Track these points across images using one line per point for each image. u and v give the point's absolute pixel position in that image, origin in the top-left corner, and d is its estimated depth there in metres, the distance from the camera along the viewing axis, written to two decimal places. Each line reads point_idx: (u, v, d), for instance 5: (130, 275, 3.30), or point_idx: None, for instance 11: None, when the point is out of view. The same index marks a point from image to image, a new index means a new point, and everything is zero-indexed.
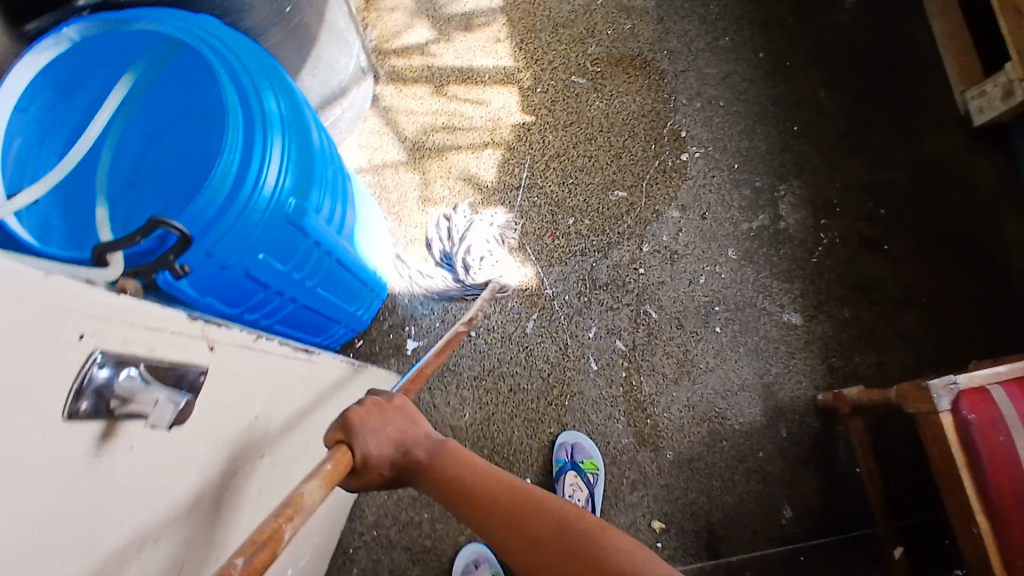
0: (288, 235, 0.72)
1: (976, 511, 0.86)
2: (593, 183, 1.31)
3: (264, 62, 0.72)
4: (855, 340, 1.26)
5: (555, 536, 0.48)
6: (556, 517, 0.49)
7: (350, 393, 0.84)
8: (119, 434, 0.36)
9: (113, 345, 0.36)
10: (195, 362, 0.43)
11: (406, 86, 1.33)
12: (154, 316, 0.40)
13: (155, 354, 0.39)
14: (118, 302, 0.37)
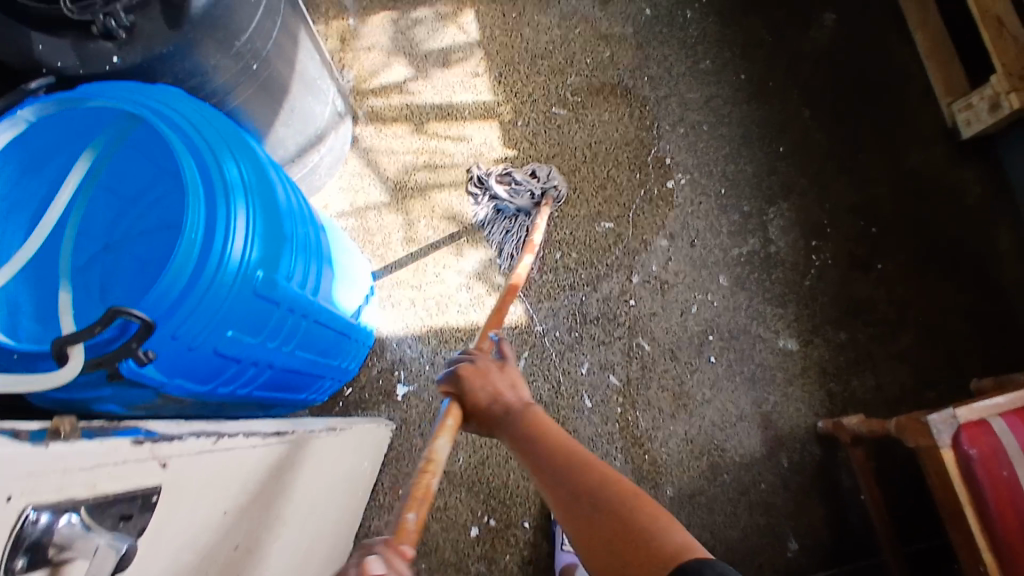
0: (258, 305, 0.70)
1: (982, 549, 0.83)
2: (579, 216, 1.29)
3: (225, 131, 0.71)
4: (852, 364, 1.24)
5: (608, 495, 0.57)
6: (610, 480, 0.59)
7: (333, 458, 0.81)
8: None
9: (49, 494, 0.34)
10: (143, 486, 0.42)
11: (385, 126, 1.31)
12: (86, 454, 0.38)
13: (98, 490, 0.37)
14: (45, 451, 0.35)
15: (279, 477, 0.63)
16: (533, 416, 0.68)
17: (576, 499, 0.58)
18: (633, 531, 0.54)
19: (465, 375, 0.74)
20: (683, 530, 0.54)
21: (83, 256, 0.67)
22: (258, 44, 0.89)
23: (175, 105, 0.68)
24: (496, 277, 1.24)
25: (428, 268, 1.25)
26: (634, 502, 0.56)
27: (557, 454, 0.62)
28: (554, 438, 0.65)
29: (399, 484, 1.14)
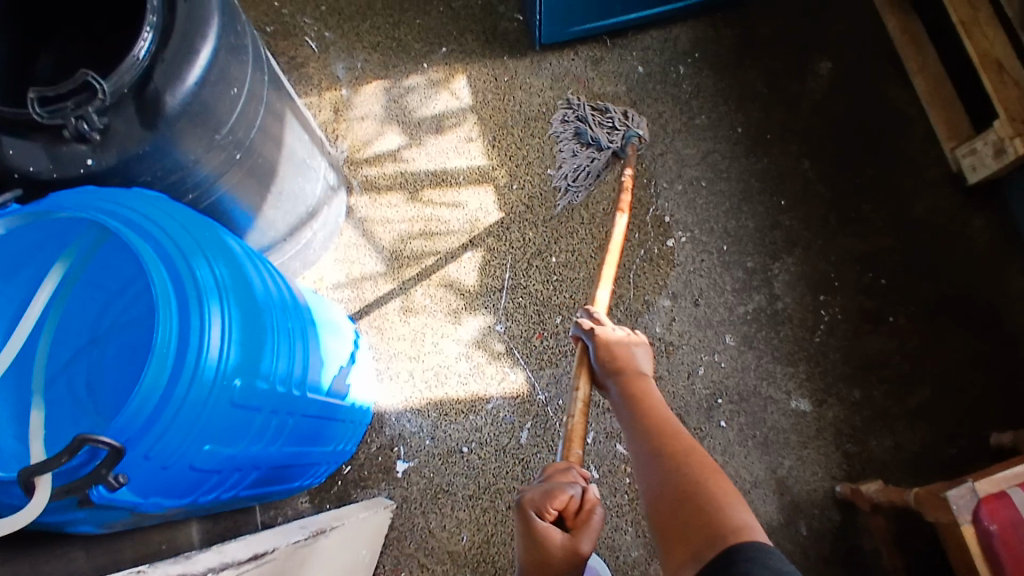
0: (238, 412, 0.68)
1: None
2: (578, 278, 1.25)
3: (200, 233, 0.70)
4: (869, 423, 1.19)
5: (687, 462, 0.62)
6: (691, 453, 0.63)
7: (326, 563, 0.77)
8: None
9: None
10: None
11: (379, 195, 1.30)
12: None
13: None
14: None
15: None
16: (642, 383, 0.76)
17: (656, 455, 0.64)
18: (688, 498, 0.58)
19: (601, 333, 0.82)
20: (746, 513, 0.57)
21: (61, 366, 0.66)
22: (239, 133, 0.89)
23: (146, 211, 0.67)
24: (495, 345, 1.22)
25: (426, 338, 1.22)
26: (706, 476, 0.60)
27: (655, 420, 0.69)
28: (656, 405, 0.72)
29: (401, 566, 1.10)
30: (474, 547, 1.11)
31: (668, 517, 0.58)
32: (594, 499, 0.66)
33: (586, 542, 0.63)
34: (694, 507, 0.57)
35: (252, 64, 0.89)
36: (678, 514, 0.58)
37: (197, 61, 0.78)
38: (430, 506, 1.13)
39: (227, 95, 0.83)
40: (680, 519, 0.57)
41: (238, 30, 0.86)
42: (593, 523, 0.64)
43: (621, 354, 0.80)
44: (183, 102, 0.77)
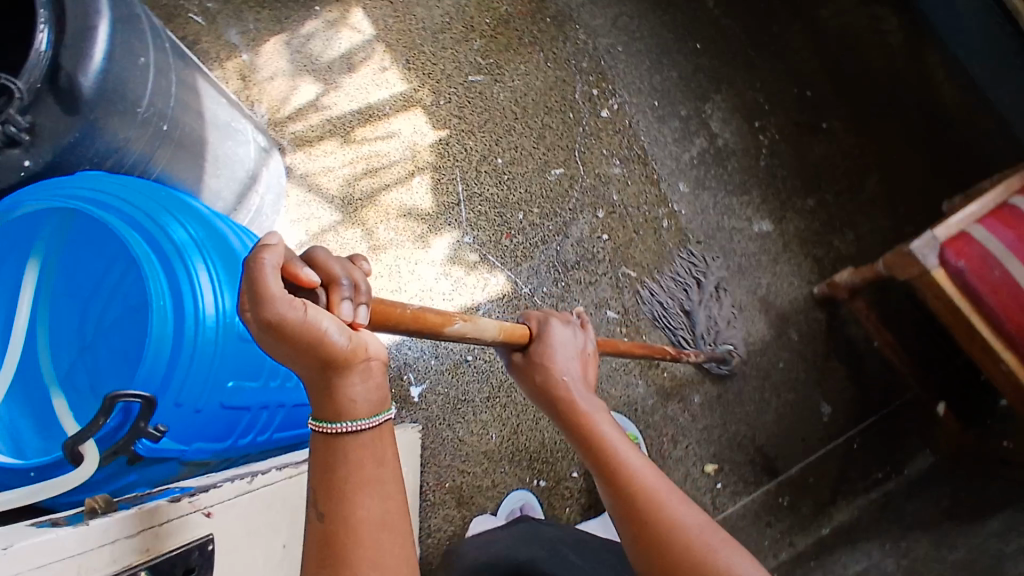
0: (250, 349, 0.71)
1: (1000, 349, 0.87)
2: (528, 171, 1.28)
3: (158, 198, 0.72)
4: (828, 225, 1.26)
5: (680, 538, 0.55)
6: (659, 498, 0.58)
7: None
8: None
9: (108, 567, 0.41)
10: (192, 536, 0.48)
11: (314, 147, 1.29)
12: (125, 525, 0.44)
13: (152, 552, 0.45)
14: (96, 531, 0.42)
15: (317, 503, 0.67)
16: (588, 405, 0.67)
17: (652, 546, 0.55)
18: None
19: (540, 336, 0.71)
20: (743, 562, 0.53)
21: (64, 367, 0.67)
22: (160, 104, 0.88)
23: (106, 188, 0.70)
24: (469, 256, 1.25)
25: (401, 268, 1.24)
26: (709, 541, 0.55)
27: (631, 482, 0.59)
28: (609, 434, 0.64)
29: (444, 478, 1.18)
30: (505, 442, 1.20)
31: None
32: (259, 256, 0.38)
33: (266, 309, 0.38)
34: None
35: (151, 34, 0.87)
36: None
37: (97, 38, 0.76)
38: (455, 418, 1.20)
39: (136, 66, 0.82)
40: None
41: (128, 3, 0.84)
42: (274, 282, 0.38)
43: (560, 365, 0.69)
44: (97, 81, 0.76)
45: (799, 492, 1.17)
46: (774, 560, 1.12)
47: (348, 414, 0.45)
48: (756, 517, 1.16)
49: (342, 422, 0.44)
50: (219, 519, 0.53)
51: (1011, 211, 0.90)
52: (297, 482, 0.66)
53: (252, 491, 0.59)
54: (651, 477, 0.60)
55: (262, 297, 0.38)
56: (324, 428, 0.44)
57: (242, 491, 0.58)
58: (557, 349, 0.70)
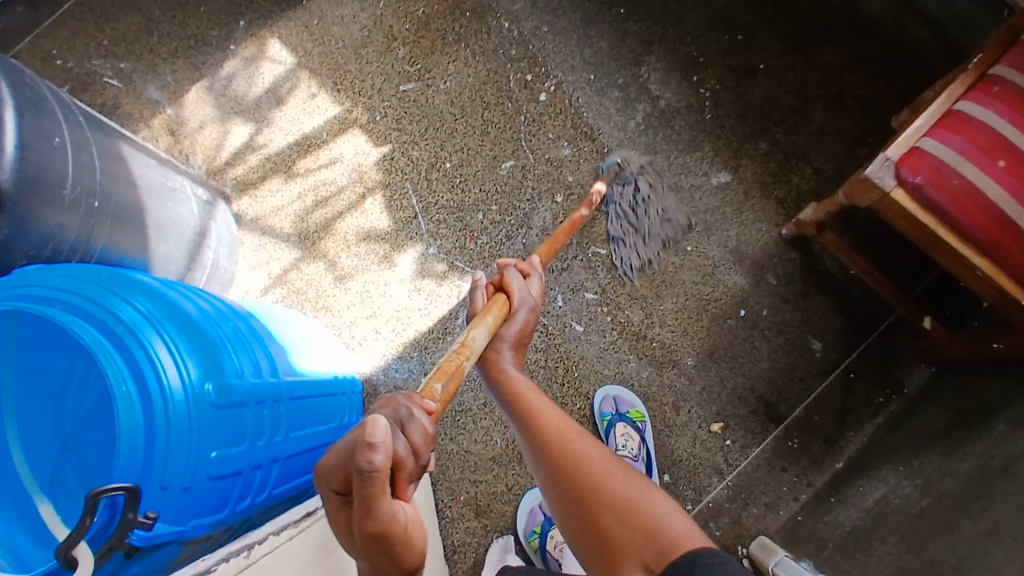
0: (227, 413, 0.69)
1: (972, 256, 0.87)
2: (479, 170, 1.26)
3: (100, 279, 0.70)
4: (784, 164, 1.26)
5: (589, 473, 0.65)
6: (570, 441, 0.68)
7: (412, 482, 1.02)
8: None
9: None
10: None
11: (258, 189, 1.26)
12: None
13: None
14: None
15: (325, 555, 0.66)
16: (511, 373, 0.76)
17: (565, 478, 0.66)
18: (621, 527, 0.62)
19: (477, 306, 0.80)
20: (651, 492, 0.64)
21: (41, 470, 0.64)
22: (85, 181, 0.85)
23: (47, 280, 0.67)
24: (437, 266, 1.23)
25: (373, 293, 1.22)
26: (611, 473, 0.65)
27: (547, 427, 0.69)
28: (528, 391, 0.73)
29: (458, 492, 1.17)
30: (511, 444, 1.19)
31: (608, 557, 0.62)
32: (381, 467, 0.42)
33: (383, 521, 0.43)
34: (636, 536, 0.61)
35: (61, 111, 0.84)
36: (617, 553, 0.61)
37: (4, 127, 0.73)
38: (456, 430, 1.19)
39: (52, 147, 0.79)
40: (623, 556, 0.61)
41: (29, 84, 0.81)
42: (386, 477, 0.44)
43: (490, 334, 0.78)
44: (15, 172, 0.73)
45: (807, 431, 1.18)
46: (795, 504, 1.15)
47: None
48: (770, 465, 1.17)
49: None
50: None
51: (958, 117, 0.89)
52: (301, 540, 0.63)
53: (255, 563, 0.56)
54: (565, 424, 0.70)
55: (382, 513, 0.43)
56: None
57: (244, 568, 0.55)
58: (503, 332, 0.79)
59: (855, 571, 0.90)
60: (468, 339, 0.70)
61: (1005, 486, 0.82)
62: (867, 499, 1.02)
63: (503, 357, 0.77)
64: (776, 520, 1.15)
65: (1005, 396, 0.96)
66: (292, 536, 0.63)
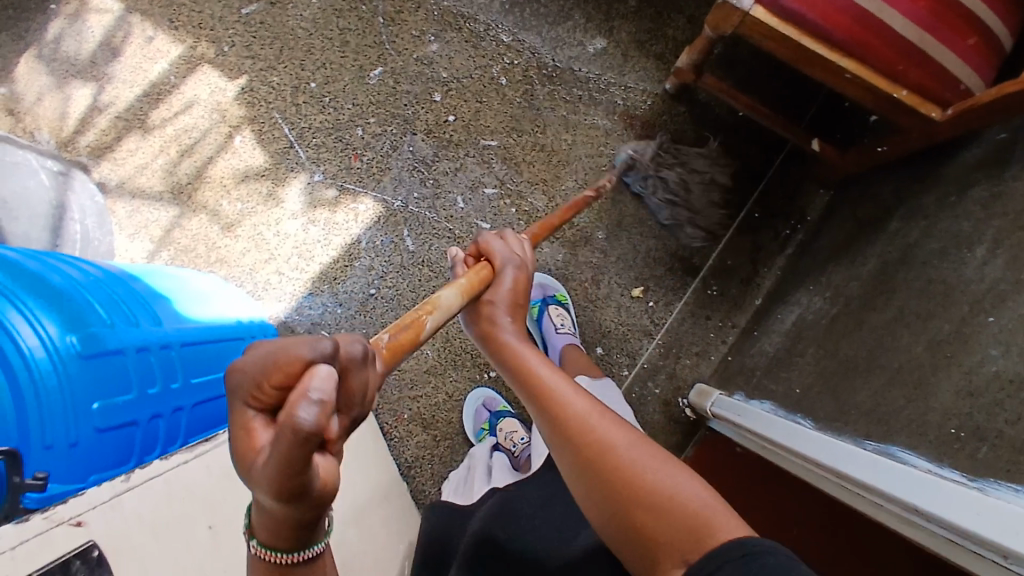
0: (104, 362, 0.66)
1: (840, 61, 0.85)
2: (347, 84, 1.19)
3: None
4: (657, 18, 1.22)
5: (609, 457, 0.52)
6: (578, 424, 0.55)
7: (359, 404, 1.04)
8: None
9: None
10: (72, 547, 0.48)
11: (116, 151, 1.16)
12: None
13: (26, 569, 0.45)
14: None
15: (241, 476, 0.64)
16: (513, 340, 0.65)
17: (581, 463, 0.54)
18: (660, 526, 0.48)
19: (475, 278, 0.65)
20: (695, 483, 0.50)
21: None
22: None
23: None
24: (327, 193, 1.18)
25: (266, 235, 1.16)
26: (636, 456, 0.52)
27: (558, 403, 0.57)
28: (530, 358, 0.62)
29: (401, 411, 1.17)
30: (442, 352, 1.18)
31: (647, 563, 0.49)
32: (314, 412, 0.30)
33: (284, 483, 0.31)
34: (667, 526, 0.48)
35: None
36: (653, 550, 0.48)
37: None
38: None
39: None
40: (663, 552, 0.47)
41: None
42: (309, 454, 0.30)
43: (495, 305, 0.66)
44: None
45: (723, 277, 1.21)
46: (723, 346, 1.19)
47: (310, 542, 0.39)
48: (694, 315, 1.20)
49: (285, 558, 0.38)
50: (101, 526, 0.50)
51: None
52: (203, 465, 0.60)
53: (132, 491, 0.53)
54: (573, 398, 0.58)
55: (289, 470, 0.30)
56: (271, 556, 0.38)
57: (118, 496, 0.52)
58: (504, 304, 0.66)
59: (783, 388, 0.94)
60: (434, 298, 0.58)
61: (904, 275, 0.84)
62: (785, 323, 1.06)
63: (509, 342, 0.64)
64: (708, 365, 1.19)
65: (896, 197, 0.98)
66: (186, 460, 0.59)
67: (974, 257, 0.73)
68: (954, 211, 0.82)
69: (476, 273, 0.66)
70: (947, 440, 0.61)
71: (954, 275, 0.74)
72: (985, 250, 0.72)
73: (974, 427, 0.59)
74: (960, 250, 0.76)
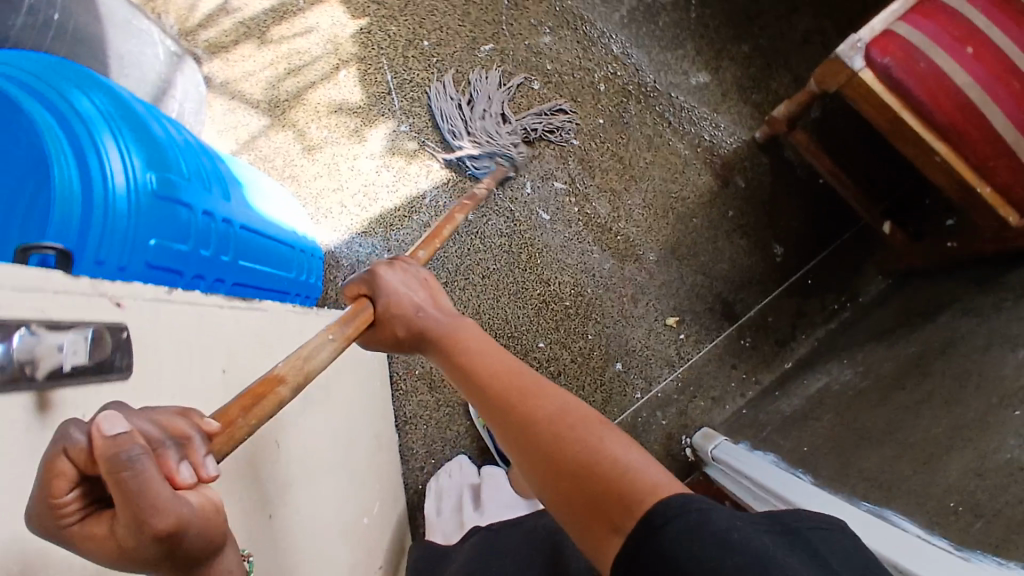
0: (170, 210, 0.69)
1: (933, 142, 0.86)
2: (457, 51, 1.24)
3: (65, 68, 0.69)
4: (765, 69, 1.24)
5: (537, 423, 0.50)
6: (508, 394, 0.52)
7: None
8: (56, 405, 0.36)
9: (29, 312, 0.35)
10: (106, 321, 0.41)
11: (231, 53, 1.23)
12: (19, 277, 0.35)
13: (49, 313, 0.36)
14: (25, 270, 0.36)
15: (258, 343, 0.63)
16: (443, 326, 0.63)
17: (510, 434, 0.51)
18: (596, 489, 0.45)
19: (360, 315, 0.64)
20: (630, 448, 0.47)
21: None
22: None
23: (5, 61, 0.67)
24: (408, 145, 1.22)
25: (341, 166, 1.21)
26: (566, 420, 0.49)
27: (487, 378, 0.55)
28: (459, 343, 0.60)
29: (413, 366, 1.19)
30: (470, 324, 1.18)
31: (583, 531, 0.46)
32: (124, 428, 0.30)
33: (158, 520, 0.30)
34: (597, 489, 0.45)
35: None
36: (586, 517, 0.45)
37: None
38: None
39: None
40: (593, 517, 0.45)
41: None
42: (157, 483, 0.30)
43: (401, 316, 0.64)
44: None
45: (759, 331, 1.20)
46: (741, 399, 1.19)
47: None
48: (721, 360, 1.20)
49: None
50: (134, 314, 0.44)
51: (933, 5, 0.87)
52: (232, 314, 0.60)
53: (176, 304, 0.51)
54: (507, 369, 0.55)
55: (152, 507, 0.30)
56: None
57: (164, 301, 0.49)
58: (414, 307, 0.65)
59: (791, 445, 0.93)
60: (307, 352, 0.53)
61: (942, 362, 0.83)
62: (809, 389, 1.05)
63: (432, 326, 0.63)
64: (721, 413, 1.18)
65: (952, 295, 0.97)
66: (221, 306, 0.59)
67: (1016, 357, 0.72)
68: (1007, 314, 0.82)
69: (358, 311, 0.64)
70: (943, 512, 0.61)
71: (992, 369, 0.74)
72: None
73: (973, 504, 0.59)
74: (1003, 348, 0.76)
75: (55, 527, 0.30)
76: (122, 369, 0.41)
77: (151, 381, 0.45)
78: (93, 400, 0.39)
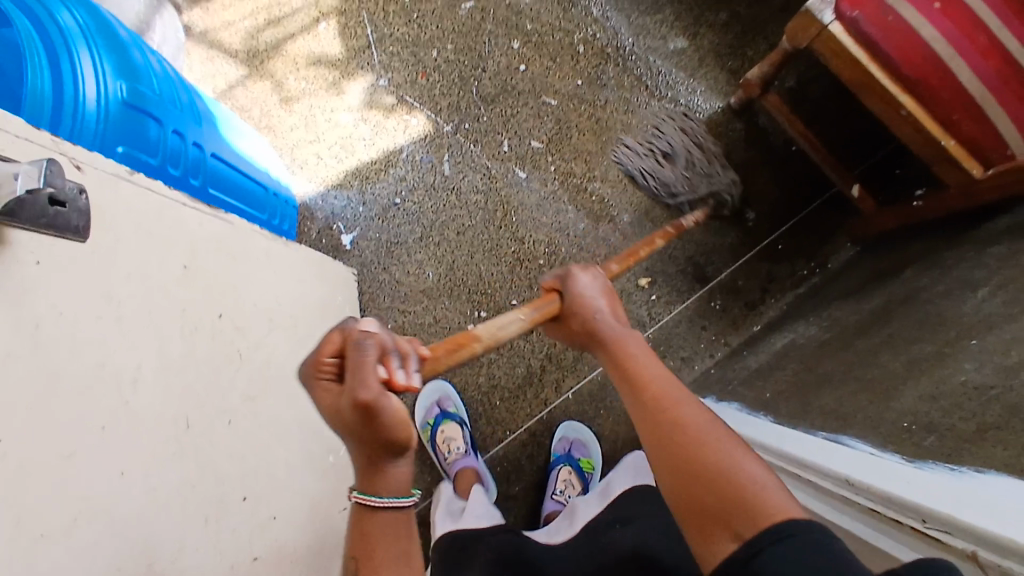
0: (140, 122, 0.69)
1: (900, 95, 0.88)
2: (438, 8, 1.25)
3: None
4: (741, 37, 1.25)
5: (682, 429, 0.51)
6: (658, 401, 0.54)
7: (338, 284, 1.00)
8: (10, 244, 0.36)
9: None
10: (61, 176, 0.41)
11: (211, 2, 1.22)
12: None
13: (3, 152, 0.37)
14: None
15: (222, 250, 0.63)
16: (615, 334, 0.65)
17: (651, 434, 0.52)
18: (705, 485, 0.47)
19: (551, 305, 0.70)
20: (759, 466, 0.47)
21: None
22: None
23: None
24: (386, 99, 1.22)
25: (318, 118, 1.21)
26: (709, 433, 0.50)
27: (646, 385, 0.56)
28: (629, 349, 0.62)
29: (386, 319, 1.17)
30: (444, 279, 1.19)
31: (695, 534, 0.46)
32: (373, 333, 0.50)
33: (365, 389, 0.46)
34: (717, 498, 0.45)
35: None
36: (701, 523, 0.45)
37: None
38: (389, 261, 1.18)
39: None
40: (709, 522, 0.45)
41: None
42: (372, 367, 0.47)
43: (580, 316, 0.67)
44: None
45: (730, 294, 1.22)
46: (710, 360, 1.20)
47: (395, 489, 0.50)
48: (691, 322, 1.21)
49: (382, 498, 0.49)
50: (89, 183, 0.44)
51: None
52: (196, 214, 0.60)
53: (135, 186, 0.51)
54: (664, 381, 0.56)
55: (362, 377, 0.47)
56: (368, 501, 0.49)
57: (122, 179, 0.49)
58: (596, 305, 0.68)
59: (755, 394, 0.95)
60: (496, 325, 0.65)
61: (904, 310, 0.85)
62: (776, 345, 1.07)
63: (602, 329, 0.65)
64: (691, 373, 1.20)
65: (918, 253, 0.99)
66: (184, 204, 0.59)
67: (974, 296, 0.74)
68: (968, 263, 0.84)
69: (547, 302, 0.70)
70: (897, 432, 0.63)
71: (951, 308, 0.75)
72: (987, 290, 0.73)
73: (926, 421, 0.61)
74: (963, 291, 0.77)
75: (317, 377, 0.50)
76: (79, 230, 0.41)
77: (107, 250, 0.45)
78: (47, 248, 0.38)
